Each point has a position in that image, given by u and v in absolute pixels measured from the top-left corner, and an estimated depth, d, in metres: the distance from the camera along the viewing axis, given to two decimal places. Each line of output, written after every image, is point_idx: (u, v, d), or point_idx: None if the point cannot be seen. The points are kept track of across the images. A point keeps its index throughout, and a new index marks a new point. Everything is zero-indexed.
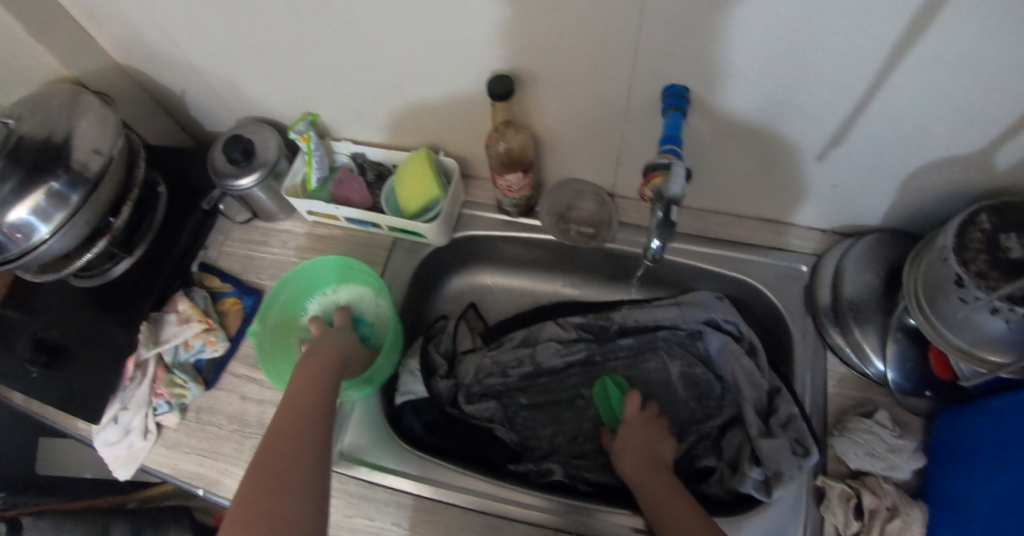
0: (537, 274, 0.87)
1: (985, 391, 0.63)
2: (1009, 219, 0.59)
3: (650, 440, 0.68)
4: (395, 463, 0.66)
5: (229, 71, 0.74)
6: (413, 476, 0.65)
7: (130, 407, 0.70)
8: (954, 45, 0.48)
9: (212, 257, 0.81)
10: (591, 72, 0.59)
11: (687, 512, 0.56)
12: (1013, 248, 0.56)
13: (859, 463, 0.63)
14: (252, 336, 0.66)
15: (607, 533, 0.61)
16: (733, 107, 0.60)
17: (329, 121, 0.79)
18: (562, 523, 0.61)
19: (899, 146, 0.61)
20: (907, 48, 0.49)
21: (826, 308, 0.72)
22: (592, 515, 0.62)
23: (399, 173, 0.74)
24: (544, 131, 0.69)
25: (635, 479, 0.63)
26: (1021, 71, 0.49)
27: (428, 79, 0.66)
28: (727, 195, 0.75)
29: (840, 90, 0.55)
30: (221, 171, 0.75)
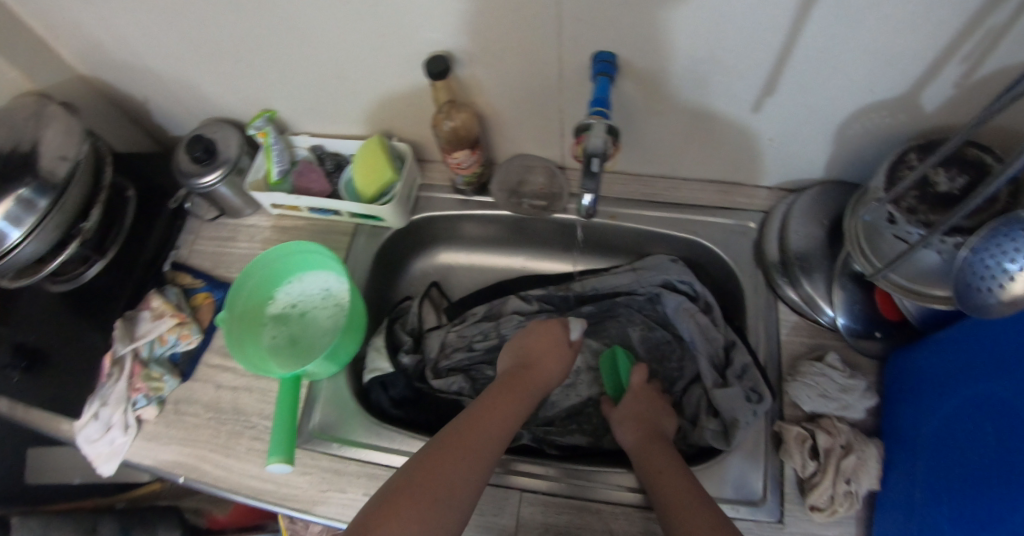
0: (497, 251, 0.90)
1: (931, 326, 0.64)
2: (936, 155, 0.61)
3: (654, 412, 0.68)
4: (365, 436, 0.68)
5: (185, 74, 0.77)
6: (383, 448, 0.67)
7: (110, 403, 0.72)
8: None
9: (184, 256, 0.84)
10: (523, 46, 0.62)
11: (684, 478, 0.57)
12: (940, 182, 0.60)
13: (813, 405, 0.65)
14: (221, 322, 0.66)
15: (604, 497, 0.63)
16: (663, 69, 0.63)
17: (286, 116, 0.82)
18: (562, 488, 0.63)
19: (826, 97, 0.63)
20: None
21: (775, 261, 0.75)
22: (585, 478, 0.64)
23: (356, 161, 0.77)
24: (488, 108, 0.72)
25: (635, 450, 0.63)
26: (922, 11, 0.51)
27: (373, 66, 0.69)
28: (674, 159, 0.78)
29: (761, 45, 0.57)
30: (186, 171, 0.78)
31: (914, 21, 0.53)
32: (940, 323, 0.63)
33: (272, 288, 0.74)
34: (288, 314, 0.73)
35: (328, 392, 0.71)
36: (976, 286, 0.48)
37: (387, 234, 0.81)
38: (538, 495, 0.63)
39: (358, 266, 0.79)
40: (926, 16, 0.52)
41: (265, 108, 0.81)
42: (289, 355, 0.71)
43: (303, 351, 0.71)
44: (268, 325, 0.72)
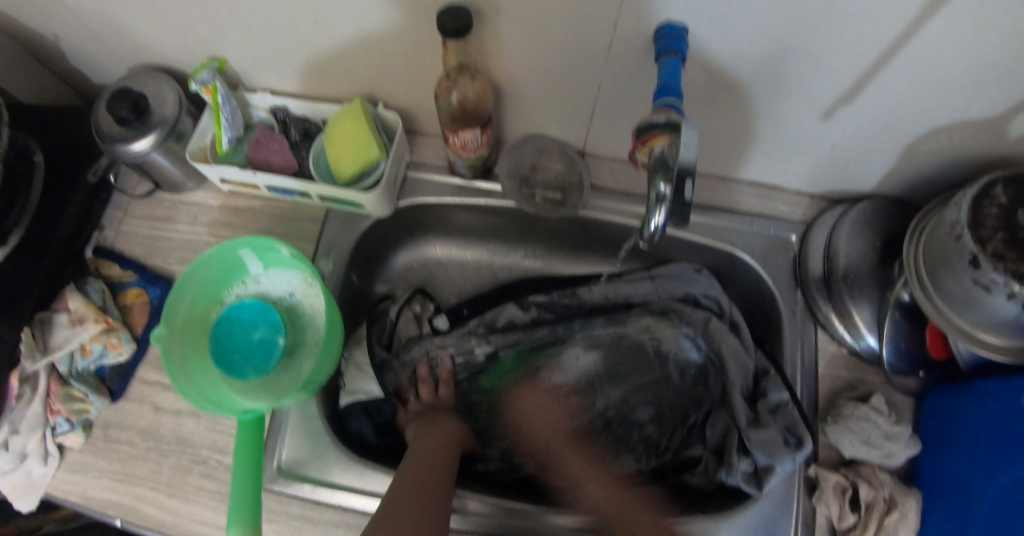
0: (493, 245, 0.75)
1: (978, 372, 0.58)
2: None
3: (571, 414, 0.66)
4: (342, 476, 0.56)
5: (102, 5, 0.58)
6: (364, 492, 0.55)
7: (21, 430, 0.57)
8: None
9: (109, 239, 0.68)
10: (566, 8, 0.47)
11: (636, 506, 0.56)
12: None
13: (854, 451, 0.58)
14: (155, 341, 0.52)
15: None
16: (735, 52, 0.50)
17: (239, 67, 0.64)
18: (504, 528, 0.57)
19: (920, 103, 0.52)
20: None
21: (817, 279, 0.65)
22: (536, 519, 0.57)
23: (329, 130, 0.61)
24: (505, 78, 0.57)
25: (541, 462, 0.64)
26: None
27: (360, 16, 0.52)
28: (716, 154, 0.66)
29: (867, 35, 0.46)
30: (108, 134, 0.61)
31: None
32: (991, 370, 0.57)
33: (224, 290, 0.60)
34: (243, 323, 0.59)
35: (296, 418, 0.59)
36: None
37: (365, 226, 0.66)
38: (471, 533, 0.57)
39: (329, 263, 0.64)
40: None
41: (212, 56, 0.63)
42: (251, 378, 0.57)
43: (262, 372, 0.57)
44: (214, 339, 0.58)
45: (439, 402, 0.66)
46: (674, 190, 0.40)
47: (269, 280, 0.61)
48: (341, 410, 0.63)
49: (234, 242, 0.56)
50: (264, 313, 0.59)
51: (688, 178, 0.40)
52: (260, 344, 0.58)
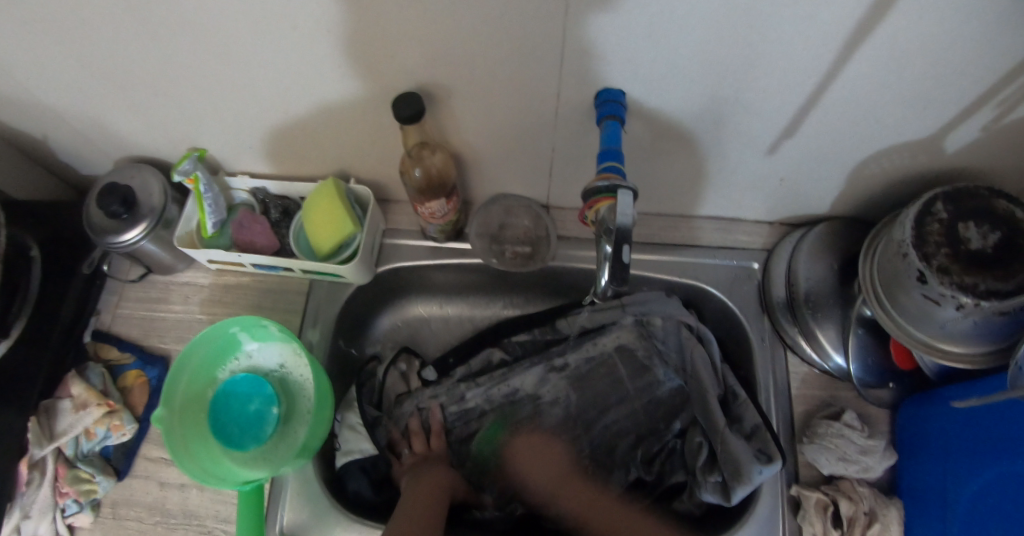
0: (473, 298, 0.79)
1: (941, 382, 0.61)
2: (964, 206, 0.54)
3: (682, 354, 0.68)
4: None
5: (90, 108, 0.62)
6: None
7: (33, 515, 0.60)
8: (913, 28, 0.43)
9: (107, 323, 0.71)
10: (511, 83, 0.51)
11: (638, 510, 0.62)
12: (973, 239, 0.52)
13: (833, 468, 0.60)
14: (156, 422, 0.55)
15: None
16: (675, 108, 0.54)
17: (219, 154, 0.68)
18: None
19: (850, 137, 0.56)
20: (871, 27, 0.44)
21: (782, 305, 0.67)
22: None
23: (306, 209, 0.64)
24: (466, 147, 0.61)
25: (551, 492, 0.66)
26: (975, 51, 0.45)
27: (328, 101, 0.57)
28: (674, 196, 0.69)
29: (795, 81, 0.50)
30: (101, 227, 0.65)
31: (964, 61, 0.46)
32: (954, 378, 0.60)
33: (218, 367, 0.63)
34: (238, 397, 0.62)
35: (295, 485, 0.61)
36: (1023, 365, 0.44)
37: (346, 291, 0.69)
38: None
39: (316, 332, 0.67)
40: (978, 57, 0.46)
41: (193, 145, 0.67)
42: (250, 449, 0.60)
43: (261, 441, 0.60)
44: (213, 415, 0.61)
45: (432, 453, 0.68)
46: (611, 254, 0.44)
47: (259, 353, 0.64)
48: (338, 470, 0.65)
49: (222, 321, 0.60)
50: (258, 386, 0.62)
51: (625, 243, 0.44)
52: (255, 415, 0.61)
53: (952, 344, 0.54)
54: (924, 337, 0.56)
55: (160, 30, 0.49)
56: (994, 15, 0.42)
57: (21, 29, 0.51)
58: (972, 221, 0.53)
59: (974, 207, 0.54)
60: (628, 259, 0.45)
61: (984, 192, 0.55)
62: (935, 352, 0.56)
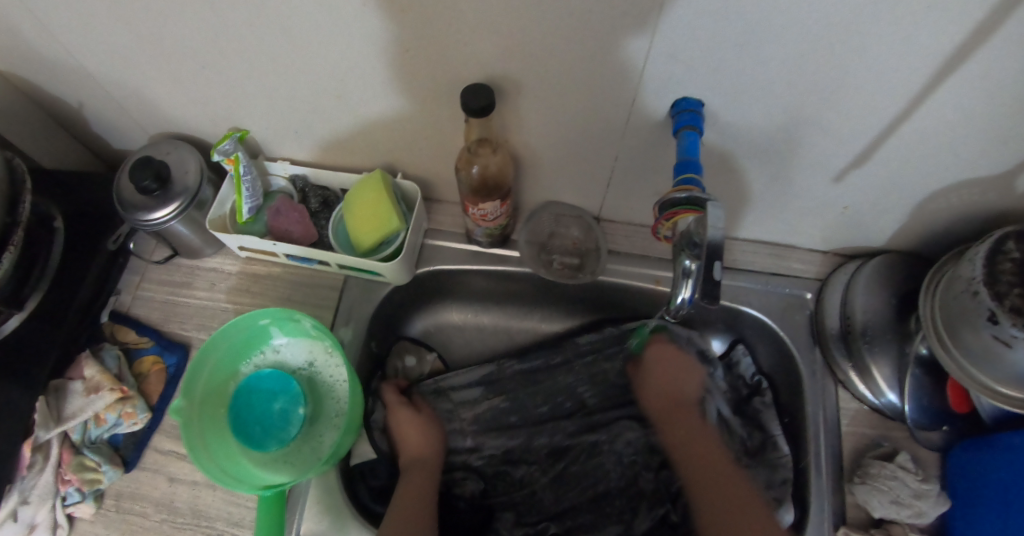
0: (509, 309, 0.76)
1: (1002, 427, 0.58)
2: None
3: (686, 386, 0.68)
4: None
5: (134, 78, 0.60)
6: None
7: (32, 501, 0.56)
8: (1016, 61, 0.41)
9: (126, 303, 0.68)
10: (582, 87, 0.49)
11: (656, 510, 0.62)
12: None
13: (885, 512, 0.57)
14: (173, 413, 0.52)
15: None
16: (749, 125, 0.52)
17: (261, 137, 0.66)
18: None
19: (924, 170, 0.54)
20: (972, 53, 0.41)
21: (835, 337, 0.65)
22: None
23: (349, 202, 0.62)
24: (524, 149, 0.59)
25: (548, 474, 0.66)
26: None
27: (385, 91, 0.55)
28: (729, 216, 0.67)
29: (878, 105, 0.48)
30: (130, 203, 0.62)
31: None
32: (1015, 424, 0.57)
33: (241, 361, 0.60)
34: (261, 395, 0.59)
35: (317, 491, 0.57)
36: None
37: (382, 290, 0.67)
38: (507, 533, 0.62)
39: (349, 331, 0.65)
40: None
41: (235, 126, 0.65)
42: (271, 450, 0.56)
43: (284, 443, 0.56)
44: (233, 411, 0.58)
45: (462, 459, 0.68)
46: (701, 270, 0.42)
47: (288, 349, 0.61)
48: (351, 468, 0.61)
49: (248, 313, 0.56)
50: (283, 383, 0.59)
51: (715, 259, 0.42)
52: (281, 415, 0.58)
53: (1016, 389, 0.51)
54: (986, 382, 0.53)
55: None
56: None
57: None
58: None
59: None
60: (718, 274, 0.42)
61: None
62: (998, 397, 0.53)
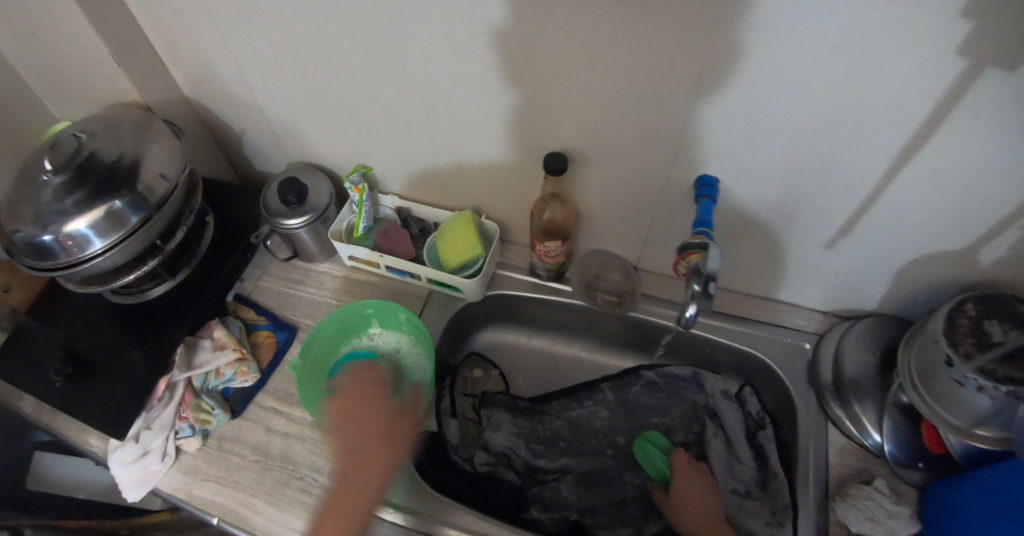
0: (558, 336, 0.91)
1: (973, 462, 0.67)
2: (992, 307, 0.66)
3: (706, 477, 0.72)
4: (441, 513, 0.66)
5: (297, 120, 0.82)
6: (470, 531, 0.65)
7: (154, 428, 0.69)
8: (948, 156, 0.57)
9: (248, 289, 0.85)
10: (633, 158, 0.68)
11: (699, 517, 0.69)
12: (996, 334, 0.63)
13: (861, 526, 0.67)
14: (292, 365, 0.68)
15: None
16: (756, 198, 0.70)
17: (380, 173, 0.86)
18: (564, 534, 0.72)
19: (895, 244, 0.70)
20: (915, 150, 0.58)
21: (829, 384, 0.78)
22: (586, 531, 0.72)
23: (444, 233, 0.80)
24: (583, 206, 0.77)
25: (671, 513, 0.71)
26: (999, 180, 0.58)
27: (484, 147, 0.74)
28: (743, 275, 0.83)
29: (852, 189, 0.65)
30: (274, 211, 0.81)
31: (991, 187, 0.59)
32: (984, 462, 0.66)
33: (343, 342, 0.76)
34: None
35: None
36: None
37: (457, 301, 0.82)
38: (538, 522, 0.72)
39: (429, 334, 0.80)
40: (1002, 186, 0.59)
41: (363, 163, 0.85)
42: None
43: None
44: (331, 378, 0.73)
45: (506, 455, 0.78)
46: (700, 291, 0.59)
47: (381, 337, 0.76)
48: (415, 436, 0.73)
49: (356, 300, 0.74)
50: (373, 363, 0.73)
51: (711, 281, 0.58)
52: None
53: (990, 428, 0.63)
54: (964, 423, 0.65)
55: (376, 68, 0.68)
56: (1008, 154, 0.55)
57: (279, 50, 0.71)
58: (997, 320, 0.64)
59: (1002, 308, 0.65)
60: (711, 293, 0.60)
61: (1011, 297, 0.67)
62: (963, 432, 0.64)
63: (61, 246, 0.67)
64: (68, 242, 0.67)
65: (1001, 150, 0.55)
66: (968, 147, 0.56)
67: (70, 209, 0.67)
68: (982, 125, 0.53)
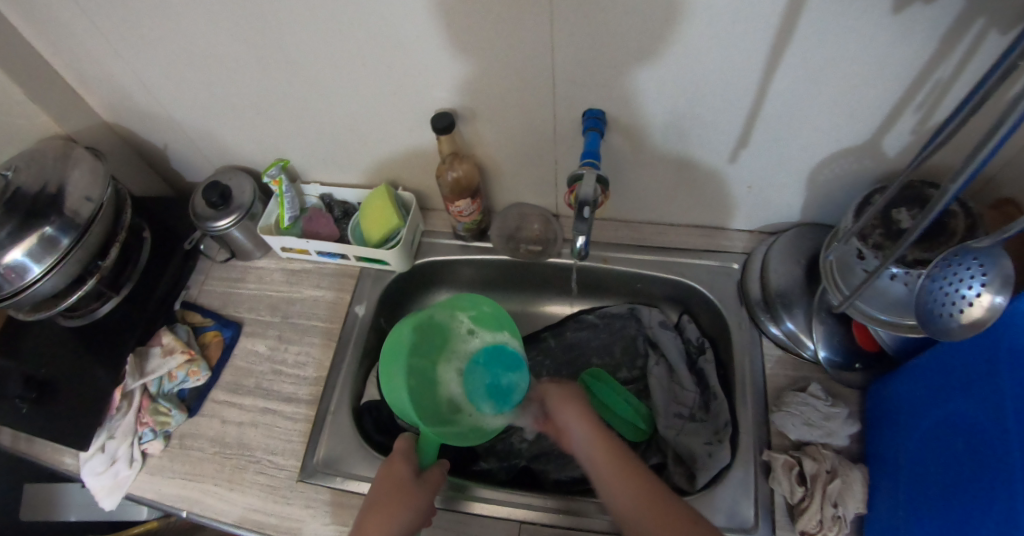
0: (497, 294, 0.92)
1: (905, 354, 0.67)
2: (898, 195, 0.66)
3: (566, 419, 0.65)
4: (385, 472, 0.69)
5: (206, 124, 0.83)
6: None
7: (117, 436, 0.74)
8: (817, 50, 0.56)
9: (194, 295, 0.88)
10: (520, 104, 0.68)
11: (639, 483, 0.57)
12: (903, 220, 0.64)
13: (799, 433, 0.68)
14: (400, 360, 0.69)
15: (553, 480, 0.74)
16: (651, 125, 0.69)
17: (297, 164, 0.87)
18: (517, 478, 0.74)
19: (797, 150, 0.69)
20: (784, 50, 0.57)
21: (757, 299, 0.78)
22: (540, 472, 0.75)
23: (363, 209, 0.82)
24: (487, 160, 0.77)
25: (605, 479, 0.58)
26: (871, 68, 0.57)
27: (382, 120, 0.75)
28: (663, 207, 0.83)
29: (738, 100, 0.64)
30: (202, 215, 0.83)
31: (868, 77, 0.58)
32: (914, 352, 0.66)
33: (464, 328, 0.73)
34: (491, 370, 0.71)
35: (335, 429, 0.74)
36: (938, 311, 0.48)
37: (388, 275, 0.85)
38: (493, 472, 0.75)
39: (362, 307, 0.83)
40: (877, 74, 0.57)
41: (279, 156, 0.87)
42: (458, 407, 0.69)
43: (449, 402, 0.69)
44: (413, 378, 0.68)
45: None
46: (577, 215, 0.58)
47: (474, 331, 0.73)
48: (361, 407, 0.77)
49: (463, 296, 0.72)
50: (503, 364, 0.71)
51: (586, 206, 0.58)
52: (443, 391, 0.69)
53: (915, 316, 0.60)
54: (888, 316, 0.62)
55: (260, 60, 0.68)
56: (873, 37, 0.54)
57: (165, 57, 0.71)
58: (904, 207, 0.65)
59: (906, 195, 0.66)
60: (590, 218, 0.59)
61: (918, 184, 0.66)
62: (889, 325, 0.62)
63: (4, 277, 0.70)
64: (10, 273, 0.70)
65: (865, 35, 0.53)
66: (832, 38, 0.54)
67: (3, 241, 0.69)
68: (838, 16, 0.52)
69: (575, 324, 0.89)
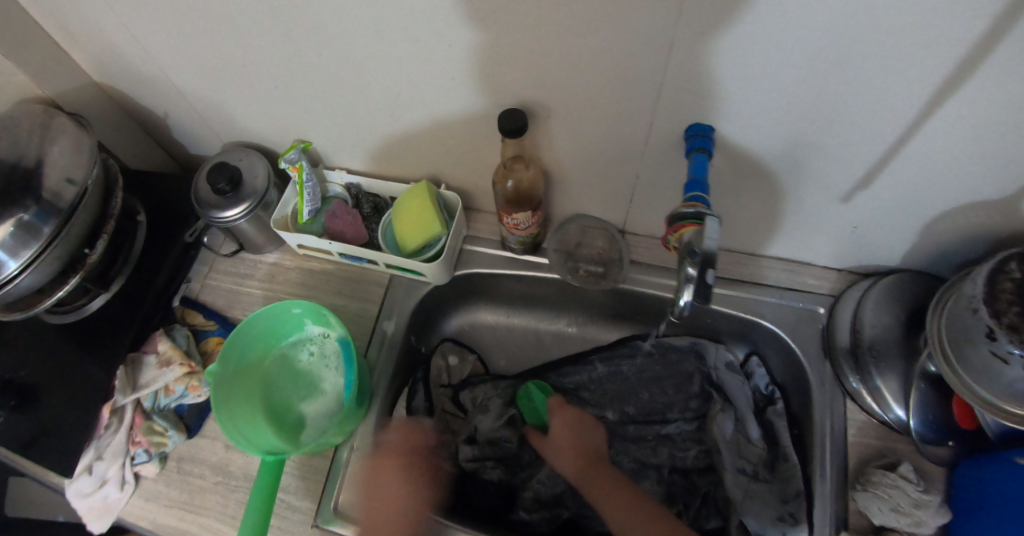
0: (541, 312, 0.82)
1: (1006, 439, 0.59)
2: None
3: (581, 434, 0.69)
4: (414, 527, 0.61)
5: (216, 96, 0.69)
6: None
7: (106, 457, 0.65)
8: (1002, 90, 0.44)
9: (195, 290, 0.77)
10: (608, 110, 0.55)
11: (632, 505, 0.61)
12: None
13: (884, 519, 0.59)
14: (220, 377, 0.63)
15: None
16: (762, 148, 0.57)
17: (321, 147, 0.74)
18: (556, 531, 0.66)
19: (928, 199, 0.58)
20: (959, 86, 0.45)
21: (844, 350, 0.68)
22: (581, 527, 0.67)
23: (397, 208, 0.70)
24: (554, 165, 0.65)
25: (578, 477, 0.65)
26: None
27: (432, 111, 0.62)
28: (745, 234, 0.71)
29: (875, 130, 0.52)
30: (206, 202, 0.70)
31: None
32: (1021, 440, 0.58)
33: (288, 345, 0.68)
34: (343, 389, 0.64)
35: (353, 466, 0.64)
36: None
37: (421, 287, 0.74)
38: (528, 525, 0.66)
39: (392, 324, 0.72)
40: None
41: (301, 138, 0.74)
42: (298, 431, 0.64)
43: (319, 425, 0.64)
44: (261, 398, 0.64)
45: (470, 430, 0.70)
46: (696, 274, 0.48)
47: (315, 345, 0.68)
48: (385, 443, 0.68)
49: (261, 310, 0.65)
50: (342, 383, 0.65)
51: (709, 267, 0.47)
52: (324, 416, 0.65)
53: None
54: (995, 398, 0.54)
55: (290, 29, 0.55)
56: None
57: (170, 15, 0.57)
58: None
59: None
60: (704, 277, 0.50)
61: None
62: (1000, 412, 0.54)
63: None
64: None
65: None
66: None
67: None
68: None
69: (629, 354, 0.79)
